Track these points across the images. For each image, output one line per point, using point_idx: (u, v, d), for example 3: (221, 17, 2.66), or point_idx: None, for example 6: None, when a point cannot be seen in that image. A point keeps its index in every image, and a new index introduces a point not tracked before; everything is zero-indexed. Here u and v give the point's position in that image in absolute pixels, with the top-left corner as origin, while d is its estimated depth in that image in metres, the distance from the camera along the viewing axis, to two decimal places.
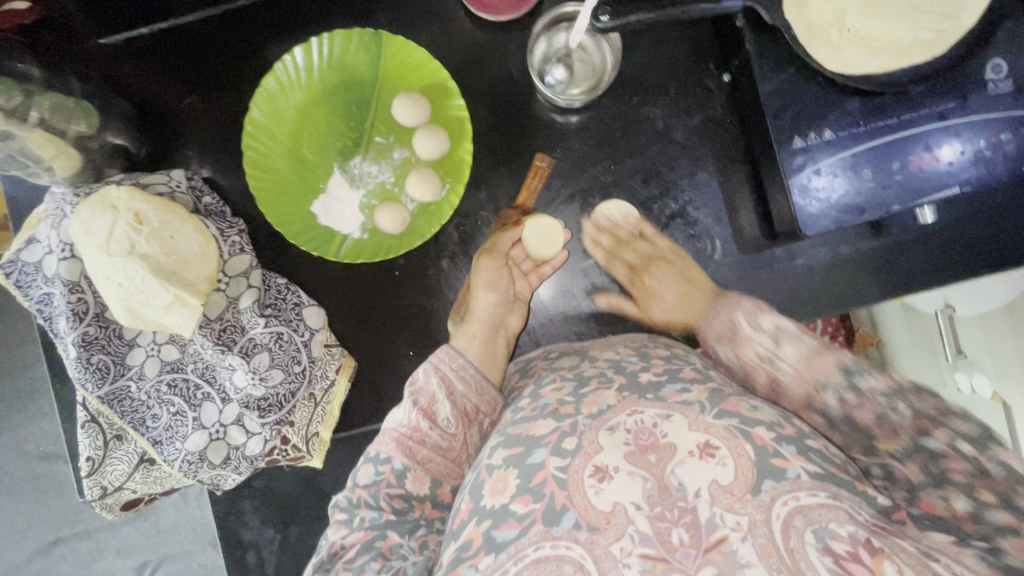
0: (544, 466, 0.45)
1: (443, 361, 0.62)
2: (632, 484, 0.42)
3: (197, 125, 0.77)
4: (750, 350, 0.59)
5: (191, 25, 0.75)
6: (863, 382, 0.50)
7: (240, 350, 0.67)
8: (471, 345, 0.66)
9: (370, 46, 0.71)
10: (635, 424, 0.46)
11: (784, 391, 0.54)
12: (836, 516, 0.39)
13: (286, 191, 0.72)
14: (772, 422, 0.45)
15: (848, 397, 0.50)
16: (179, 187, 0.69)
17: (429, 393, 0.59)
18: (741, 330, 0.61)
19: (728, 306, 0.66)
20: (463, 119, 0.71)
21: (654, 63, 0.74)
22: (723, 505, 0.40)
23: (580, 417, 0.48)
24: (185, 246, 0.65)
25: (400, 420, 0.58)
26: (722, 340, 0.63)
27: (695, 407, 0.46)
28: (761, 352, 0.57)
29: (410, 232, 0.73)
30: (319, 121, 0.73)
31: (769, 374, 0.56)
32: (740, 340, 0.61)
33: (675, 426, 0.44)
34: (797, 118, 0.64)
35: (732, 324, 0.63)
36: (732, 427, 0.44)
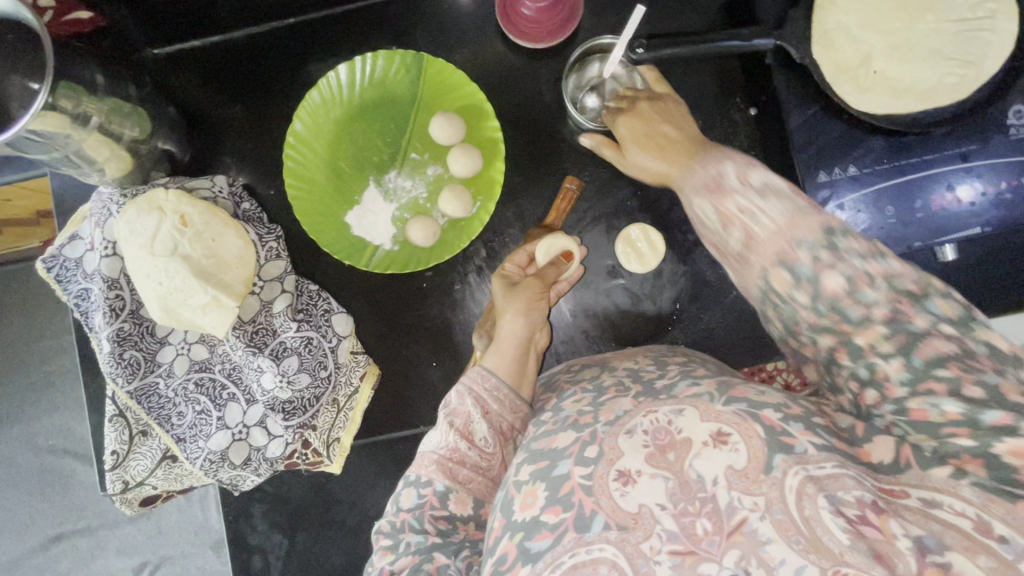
0: (569, 477, 0.46)
1: (475, 381, 0.61)
2: (655, 486, 0.42)
3: (238, 134, 0.80)
4: (731, 204, 0.46)
5: (241, 40, 0.79)
6: (847, 248, 0.41)
7: (271, 353, 0.70)
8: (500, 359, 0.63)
9: (411, 67, 0.74)
10: (651, 424, 0.46)
11: (758, 246, 0.44)
12: (842, 483, 0.40)
13: (321, 200, 0.75)
14: (779, 404, 0.45)
15: (807, 272, 0.42)
16: (222, 193, 0.72)
17: (464, 413, 0.59)
18: (725, 179, 0.47)
19: (716, 157, 0.50)
20: (497, 140, 0.73)
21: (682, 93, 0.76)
22: (740, 488, 0.41)
23: (597, 426, 0.48)
24: (226, 249, 0.68)
25: (438, 442, 0.58)
26: (705, 190, 0.48)
27: (705, 397, 0.47)
28: (744, 206, 0.45)
29: (439, 246, 0.75)
30: (358, 136, 0.76)
31: (746, 229, 0.45)
32: (725, 191, 0.47)
33: (688, 421, 0.45)
34: (822, 152, 0.66)
35: (720, 173, 0.48)
36: (741, 412, 0.44)
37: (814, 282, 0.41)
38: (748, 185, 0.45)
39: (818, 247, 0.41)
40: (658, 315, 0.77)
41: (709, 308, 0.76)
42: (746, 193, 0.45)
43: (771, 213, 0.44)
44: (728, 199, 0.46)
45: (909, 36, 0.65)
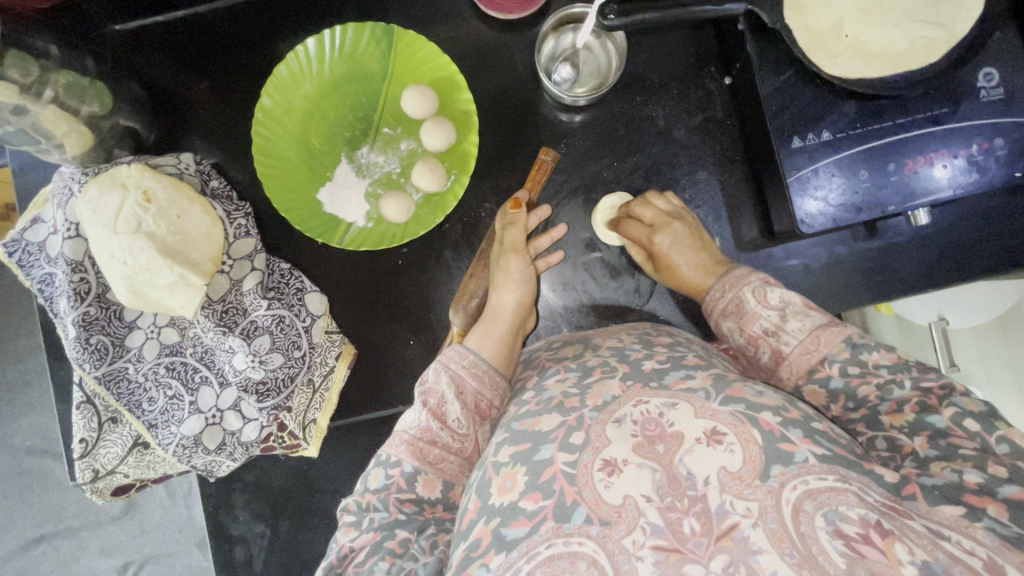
0: (552, 462, 0.46)
1: (453, 360, 0.60)
2: (641, 476, 0.43)
3: (204, 111, 0.78)
4: (756, 325, 0.57)
5: (204, 15, 0.77)
6: (869, 358, 0.52)
7: (241, 332, 0.67)
8: (488, 341, 0.63)
9: (381, 40, 0.73)
10: (640, 415, 0.47)
11: (787, 363, 0.55)
12: (845, 499, 0.40)
13: (293, 178, 0.73)
14: (779, 407, 0.46)
15: (852, 371, 0.52)
16: (187, 170, 0.69)
17: (438, 393, 0.58)
18: (748, 305, 0.58)
19: (733, 279, 0.61)
20: (470, 112, 0.72)
21: (655, 64, 0.75)
22: (733, 492, 0.41)
23: (585, 409, 0.49)
24: (191, 226, 0.65)
25: (410, 422, 0.57)
26: (727, 314, 0.60)
27: (700, 395, 0.47)
28: (767, 327, 0.57)
29: (415, 221, 0.73)
30: (329, 111, 0.75)
31: (773, 348, 0.56)
32: (747, 315, 0.58)
33: (681, 415, 0.45)
34: (793, 119, 0.66)
35: (740, 299, 0.60)
36: (738, 413, 0.45)
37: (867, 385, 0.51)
38: (768, 305, 0.57)
39: (843, 360, 0.52)
40: (636, 290, 0.75)
41: None
42: (767, 314, 0.57)
43: (792, 338, 0.55)
44: (752, 320, 0.58)
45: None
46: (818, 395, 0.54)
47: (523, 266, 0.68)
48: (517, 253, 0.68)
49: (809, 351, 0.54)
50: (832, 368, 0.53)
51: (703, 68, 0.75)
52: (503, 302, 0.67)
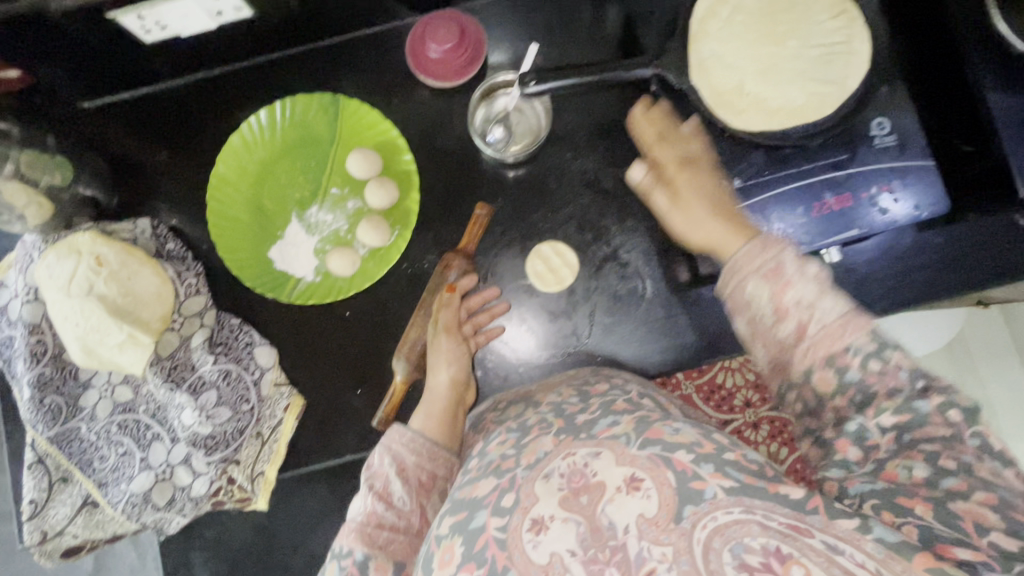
0: (485, 530, 0.45)
1: (393, 439, 0.62)
2: (566, 530, 0.43)
3: (165, 177, 0.83)
4: (792, 292, 0.50)
5: (167, 91, 0.83)
6: (894, 355, 0.47)
7: (188, 388, 0.69)
8: (427, 419, 0.67)
9: (328, 109, 0.79)
10: (568, 467, 0.47)
11: (810, 342, 0.49)
12: (749, 529, 0.41)
13: (245, 238, 0.78)
14: (692, 442, 0.47)
15: (875, 365, 0.47)
16: (143, 234, 0.73)
17: (383, 475, 0.59)
18: (788, 269, 0.51)
19: (774, 240, 0.54)
20: (411, 172, 0.77)
21: (583, 122, 0.80)
22: (649, 537, 0.42)
23: (518, 470, 0.49)
24: (141, 287, 0.68)
25: (357, 510, 0.57)
26: (760, 274, 0.52)
27: (621, 440, 0.48)
28: (801, 298, 0.50)
29: (361, 274, 0.77)
30: (280, 175, 0.80)
31: (800, 321, 0.49)
32: (783, 280, 0.51)
33: (603, 464, 0.46)
34: (705, 168, 0.71)
35: (779, 261, 0.52)
36: (654, 455, 0.46)
37: (862, 360, 0.47)
38: (806, 275, 0.50)
39: (868, 351, 0.47)
40: (574, 333, 0.78)
41: (626, 319, 0.78)
42: (806, 285, 0.50)
43: (823, 314, 0.49)
44: (787, 288, 0.50)
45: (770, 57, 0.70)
46: (826, 382, 0.49)
47: (456, 344, 0.74)
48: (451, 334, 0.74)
49: (835, 334, 0.48)
50: (854, 357, 0.47)
51: (627, 124, 0.80)
52: (438, 381, 0.71)
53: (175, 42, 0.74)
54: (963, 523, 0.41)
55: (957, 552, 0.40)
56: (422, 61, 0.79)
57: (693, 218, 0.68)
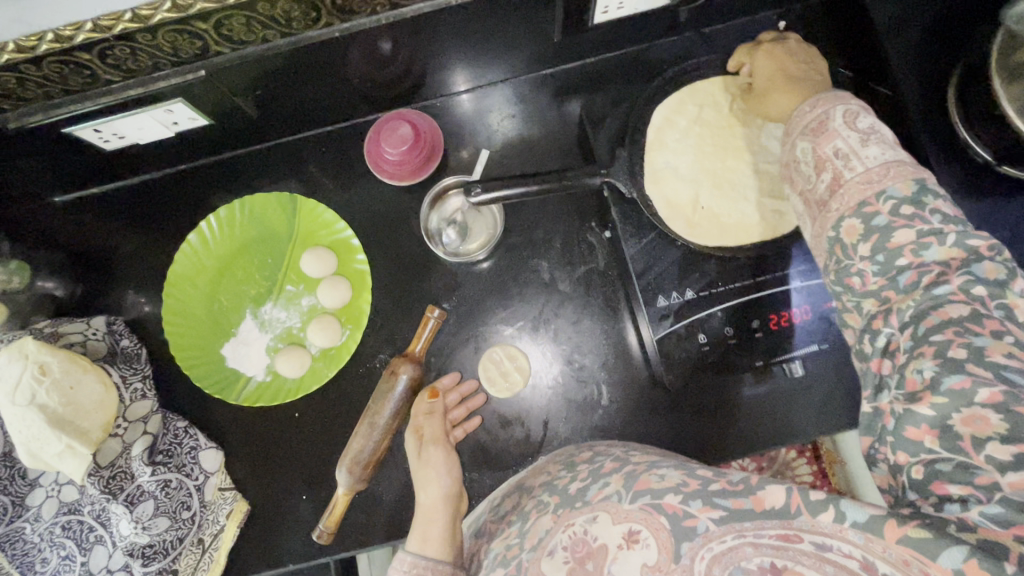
0: None
1: (392, 569, 0.58)
2: None
3: (130, 271, 0.84)
4: (830, 145, 0.52)
5: (136, 186, 0.85)
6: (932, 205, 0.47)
7: (125, 499, 0.67)
8: (423, 535, 0.62)
9: (285, 206, 0.80)
10: (569, 538, 0.45)
11: (843, 190, 0.50)
12: (743, 552, 0.39)
13: (198, 334, 0.77)
14: (679, 484, 0.44)
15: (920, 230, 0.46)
16: (95, 335, 0.73)
17: None
18: (832, 121, 0.52)
19: (829, 97, 0.55)
20: (365, 272, 0.77)
21: (540, 220, 0.79)
22: None
23: (523, 552, 0.47)
24: (84, 396, 0.66)
25: None
26: (805, 131, 0.54)
27: (614, 498, 0.46)
28: (841, 147, 0.51)
29: (310, 375, 0.76)
30: (236, 270, 0.80)
31: (836, 171, 0.51)
32: (828, 131, 0.52)
33: (602, 525, 0.44)
34: (659, 279, 0.68)
35: (827, 114, 0.53)
36: (646, 505, 0.43)
37: (883, 233, 0.47)
38: (851, 127, 0.52)
39: (901, 198, 0.47)
40: (528, 438, 0.75)
41: (583, 423, 0.75)
42: (847, 135, 0.51)
43: (864, 163, 0.50)
44: (828, 139, 0.52)
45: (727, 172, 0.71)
46: (854, 229, 0.49)
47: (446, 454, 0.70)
48: (437, 442, 0.70)
49: (869, 181, 0.49)
50: (886, 204, 0.48)
51: (584, 222, 0.79)
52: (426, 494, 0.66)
53: (133, 147, 0.75)
54: (964, 444, 0.38)
55: (949, 487, 0.38)
56: (382, 167, 0.79)
57: (757, 94, 0.64)
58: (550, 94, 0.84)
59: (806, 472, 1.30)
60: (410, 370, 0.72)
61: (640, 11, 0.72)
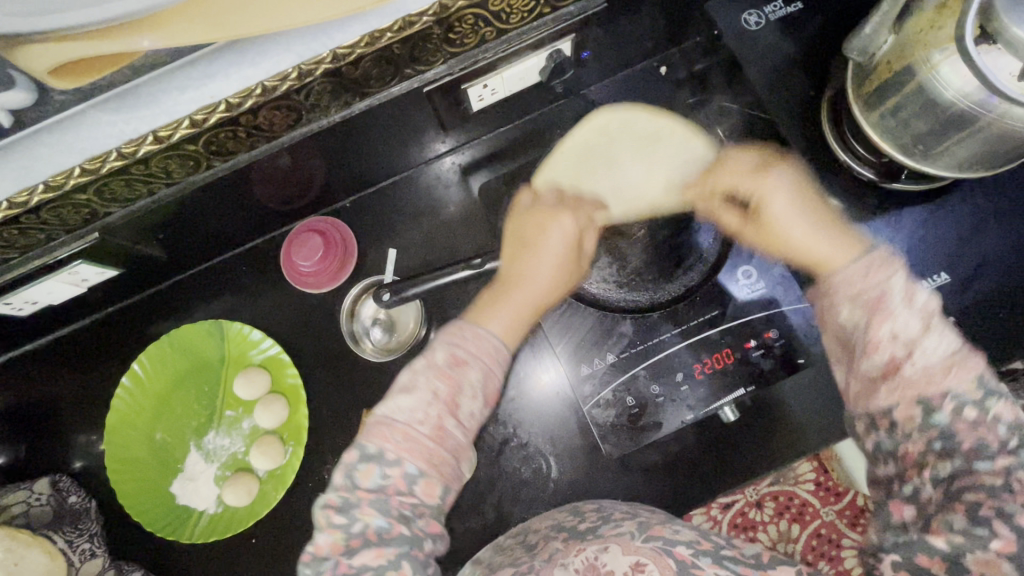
0: None
1: (462, 338, 0.53)
2: None
3: (70, 424, 0.84)
4: (889, 329, 0.47)
5: (64, 338, 0.84)
6: (998, 408, 0.45)
7: None
8: (506, 318, 0.56)
9: (212, 333, 0.81)
10: (582, 562, 0.53)
11: (899, 380, 0.47)
12: None
13: (144, 478, 0.77)
14: (691, 540, 0.52)
15: (971, 416, 0.45)
16: (37, 500, 0.72)
17: (452, 380, 0.51)
18: (892, 299, 0.47)
19: (885, 261, 0.50)
20: (297, 386, 0.77)
21: (462, 303, 0.81)
22: None
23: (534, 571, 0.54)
24: (28, 569, 0.64)
25: (412, 413, 0.49)
26: (859, 304, 0.49)
27: (626, 536, 0.54)
28: (897, 331, 0.47)
29: (259, 499, 0.75)
30: (173, 404, 0.80)
31: (894, 359, 0.47)
32: (886, 310, 0.47)
33: (611, 556, 0.52)
34: (579, 349, 0.70)
35: (886, 288, 0.48)
36: (657, 548, 0.52)
37: (943, 432, 0.45)
38: (911, 308, 0.47)
39: (967, 399, 0.45)
40: (485, 526, 0.75)
41: (536, 498, 0.74)
42: (907, 319, 0.47)
43: (924, 359, 0.46)
44: (885, 320, 0.47)
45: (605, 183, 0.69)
46: (911, 417, 0.47)
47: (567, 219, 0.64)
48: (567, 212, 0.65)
49: (930, 381, 0.46)
50: (951, 404, 0.45)
51: None
52: (538, 270, 0.61)
53: (51, 307, 0.76)
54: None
55: None
56: (302, 281, 0.81)
57: (779, 220, 0.58)
58: (460, 177, 0.87)
59: (807, 472, 1.29)
60: None
61: (517, 94, 0.75)
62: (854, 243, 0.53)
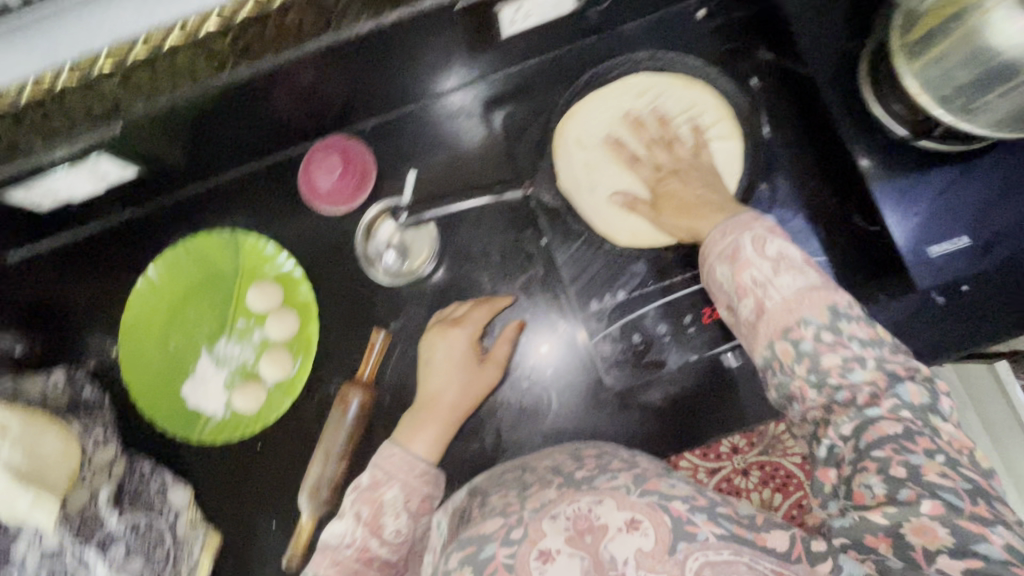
0: (494, 558, 0.49)
1: (384, 461, 0.63)
2: (573, 563, 0.47)
3: (85, 322, 0.86)
4: (748, 274, 0.54)
5: (82, 239, 0.85)
6: (847, 328, 0.51)
7: (97, 543, 0.68)
8: (426, 441, 0.66)
9: (228, 243, 0.81)
10: (573, 512, 0.50)
11: (767, 316, 0.53)
12: (738, 568, 0.47)
13: (156, 377, 0.79)
14: (687, 495, 0.52)
15: (825, 339, 0.51)
16: (51, 389, 0.75)
17: (375, 503, 0.60)
18: (744, 251, 0.54)
19: (752, 219, 0.57)
20: (310, 302, 0.79)
21: (477, 235, 0.81)
22: (646, 567, 0.47)
23: (524, 512, 0.52)
24: (45, 449, 0.66)
25: (341, 538, 0.59)
26: (720, 259, 0.56)
27: (622, 490, 0.52)
28: (756, 276, 0.53)
29: (267, 407, 0.78)
30: (187, 309, 0.82)
31: (756, 300, 0.54)
32: (741, 260, 0.55)
33: (606, 509, 0.50)
34: (590, 285, 0.71)
35: (738, 243, 0.56)
36: (653, 503, 0.50)
37: (812, 359, 0.51)
38: (761, 256, 0.54)
39: (818, 325, 0.51)
40: (483, 451, 0.77)
41: (535, 429, 0.76)
42: (759, 265, 0.54)
43: (778, 292, 0.53)
44: (743, 269, 0.54)
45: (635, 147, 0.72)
46: (787, 353, 0.52)
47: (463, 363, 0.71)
48: (460, 328, 0.73)
49: (790, 310, 0.52)
50: (806, 330, 0.51)
51: (521, 234, 0.79)
52: (445, 388, 0.70)
53: (70, 203, 0.77)
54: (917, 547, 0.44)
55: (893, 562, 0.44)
56: (320, 203, 0.81)
57: (673, 204, 0.65)
58: (479, 108, 0.83)
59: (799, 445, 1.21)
60: (362, 392, 0.75)
61: (549, 22, 0.72)
62: (724, 209, 0.61)
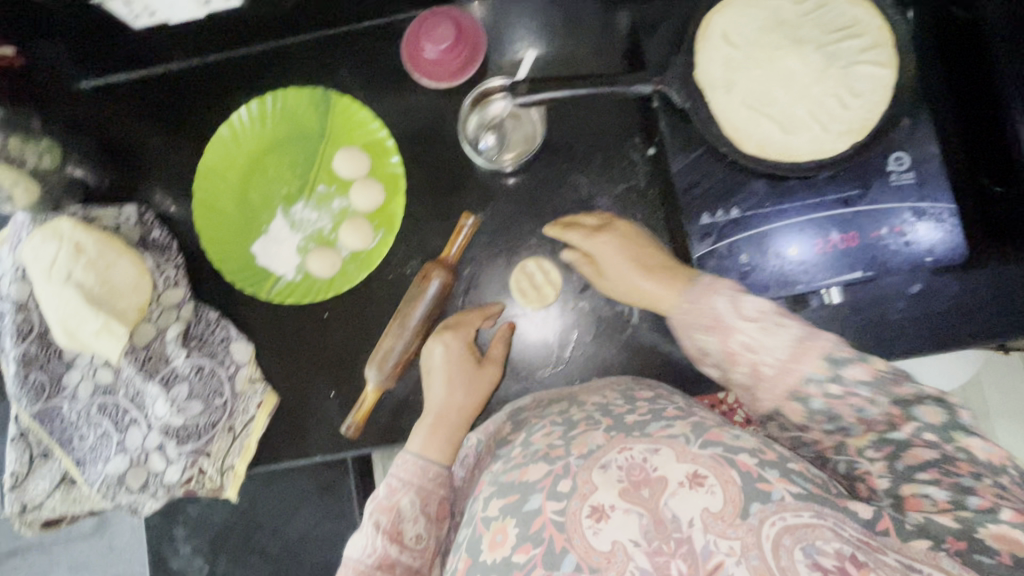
0: (540, 512, 0.42)
1: (404, 469, 0.61)
2: (629, 520, 0.39)
3: (155, 162, 0.82)
4: (735, 341, 0.52)
5: (165, 74, 0.81)
6: (849, 374, 0.47)
7: (160, 380, 0.69)
8: (438, 440, 0.64)
9: (319, 103, 0.77)
10: (624, 461, 0.42)
11: (766, 381, 0.50)
12: (821, 533, 0.38)
13: (229, 230, 0.77)
14: (754, 448, 0.43)
15: (835, 392, 0.47)
16: (126, 222, 0.73)
17: (394, 511, 0.58)
18: (726, 319, 0.52)
19: (709, 283, 0.57)
20: (399, 176, 0.77)
21: (580, 134, 0.77)
22: (716, 531, 0.38)
23: (570, 459, 0.44)
24: (118, 277, 0.66)
25: (365, 551, 0.56)
26: (703, 329, 0.54)
27: (681, 439, 0.43)
28: (746, 341, 0.51)
29: (341, 277, 0.76)
30: (267, 166, 0.78)
31: (751, 365, 0.51)
32: (724, 329, 0.53)
33: (664, 459, 0.42)
34: (704, 197, 0.67)
35: (715, 310, 0.54)
36: (717, 455, 0.42)
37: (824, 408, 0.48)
38: (745, 317, 0.52)
39: (825, 378, 0.47)
40: (552, 355, 0.75)
41: (609, 341, 0.75)
42: (747, 329, 0.51)
43: (771, 354, 0.50)
44: (731, 335, 0.52)
45: (780, 59, 0.65)
46: (797, 410, 0.49)
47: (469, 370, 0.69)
48: (455, 334, 0.71)
49: (792, 368, 0.49)
50: (815, 388, 0.48)
51: (627, 142, 0.76)
52: (445, 394, 0.67)
53: (164, 26, 0.72)
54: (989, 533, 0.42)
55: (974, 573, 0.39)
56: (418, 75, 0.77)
57: (623, 276, 0.66)
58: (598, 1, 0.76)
59: None
60: (444, 274, 0.73)
61: None
62: (683, 279, 0.61)
